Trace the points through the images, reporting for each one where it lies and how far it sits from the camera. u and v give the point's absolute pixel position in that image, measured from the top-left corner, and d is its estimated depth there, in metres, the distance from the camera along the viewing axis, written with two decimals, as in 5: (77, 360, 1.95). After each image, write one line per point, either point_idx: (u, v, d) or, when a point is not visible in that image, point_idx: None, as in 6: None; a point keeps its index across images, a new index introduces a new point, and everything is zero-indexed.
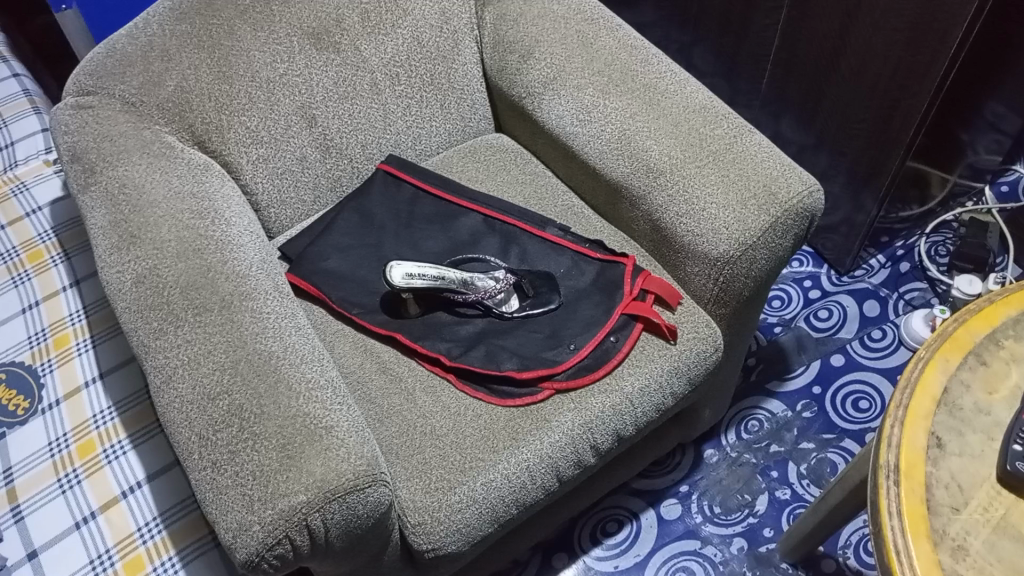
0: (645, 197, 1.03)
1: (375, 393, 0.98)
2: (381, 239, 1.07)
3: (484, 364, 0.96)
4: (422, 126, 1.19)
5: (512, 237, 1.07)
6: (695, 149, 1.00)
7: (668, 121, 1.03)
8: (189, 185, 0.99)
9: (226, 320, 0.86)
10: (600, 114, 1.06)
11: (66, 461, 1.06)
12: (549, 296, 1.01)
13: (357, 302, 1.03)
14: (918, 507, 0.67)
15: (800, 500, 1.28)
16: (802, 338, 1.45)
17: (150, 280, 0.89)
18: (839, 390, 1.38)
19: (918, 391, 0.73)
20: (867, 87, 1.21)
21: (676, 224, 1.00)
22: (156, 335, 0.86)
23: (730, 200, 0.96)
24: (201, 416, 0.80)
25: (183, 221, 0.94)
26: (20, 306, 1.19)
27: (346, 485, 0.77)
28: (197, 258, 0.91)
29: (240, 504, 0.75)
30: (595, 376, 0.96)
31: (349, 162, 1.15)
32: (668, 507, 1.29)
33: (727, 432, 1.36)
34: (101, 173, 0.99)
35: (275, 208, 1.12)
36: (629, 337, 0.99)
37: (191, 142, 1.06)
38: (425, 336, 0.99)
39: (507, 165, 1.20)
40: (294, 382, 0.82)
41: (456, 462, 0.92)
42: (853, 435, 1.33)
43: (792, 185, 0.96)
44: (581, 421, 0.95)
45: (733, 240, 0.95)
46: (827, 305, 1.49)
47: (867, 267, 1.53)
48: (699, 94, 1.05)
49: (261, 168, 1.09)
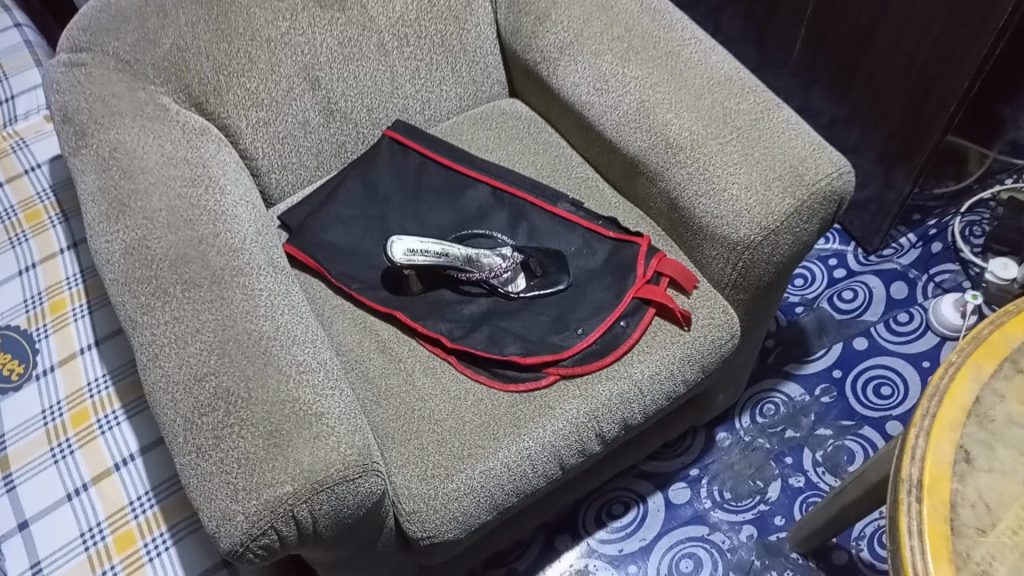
0: (663, 174, 0.97)
1: (373, 372, 0.94)
2: (386, 212, 1.02)
3: (487, 346, 0.93)
4: (431, 90, 1.13)
5: (521, 212, 1.02)
6: (718, 124, 0.94)
7: (690, 93, 0.96)
8: (183, 151, 0.94)
9: (216, 297, 0.82)
10: (619, 84, 1.00)
11: (60, 429, 1.03)
12: (557, 277, 0.97)
13: (357, 277, 0.98)
14: (941, 527, 0.62)
15: (814, 489, 1.23)
16: (824, 320, 1.39)
17: (138, 252, 0.86)
18: (860, 375, 1.33)
19: (947, 400, 0.68)
20: (903, 65, 1.15)
21: (694, 204, 0.94)
22: (143, 311, 0.82)
23: (753, 181, 0.90)
24: (187, 398, 0.77)
25: (175, 190, 0.90)
26: (17, 267, 1.16)
27: (334, 476, 0.73)
28: (188, 229, 0.87)
29: (223, 493, 0.72)
30: (603, 363, 0.92)
31: (354, 127, 1.10)
32: (677, 491, 1.25)
33: (741, 416, 1.31)
34: (92, 136, 0.95)
35: (276, 173, 1.07)
36: (640, 322, 0.94)
37: (188, 104, 1.01)
38: (426, 316, 0.95)
39: (520, 133, 1.14)
40: (284, 365, 0.78)
41: (454, 449, 0.88)
42: (872, 423, 1.29)
43: (820, 167, 0.89)
44: (586, 410, 0.90)
45: (754, 224, 0.89)
46: (852, 286, 1.43)
47: (896, 247, 1.47)
48: (726, 64, 0.99)
49: (261, 131, 1.04)
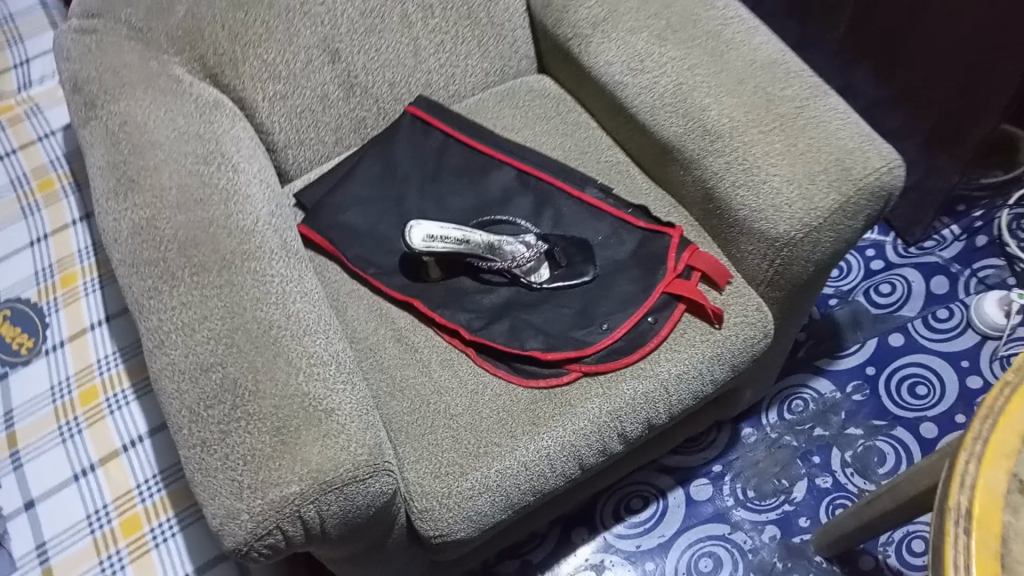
0: (698, 161, 0.92)
1: (387, 362, 0.91)
2: (405, 193, 0.98)
3: (506, 340, 0.89)
4: (457, 64, 1.08)
5: (547, 197, 0.98)
6: (760, 111, 0.88)
7: (731, 76, 0.91)
8: (196, 125, 0.90)
9: (226, 283, 0.78)
10: (654, 64, 0.95)
11: (67, 408, 1.01)
12: (582, 268, 0.92)
13: (374, 262, 0.94)
14: (991, 563, 0.58)
15: (841, 490, 1.19)
16: (859, 314, 1.33)
17: (146, 232, 0.82)
18: (894, 373, 1.28)
19: (1002, 424, 0.63)
20: (954, 47, 1.09)
21: (731, 195, 0.89)
22: (150, 294, 0.79)
23: (796, 173, 0.85)
24: (192, 388, 0.73)
25: (186, 167, 0.86)
26: (28, 238, 1.13)
27: (343, 476, 0.69)
28: (198, 209, 0.83)
29: (228, 490, 0.69)
30: (627, 361, 0.88)
31: (375, 102, 1.05)
32: (699, 488, 1.21)
33: (768, 411, 1.26)
34: (103, 107, 0.91)
35: (292, 149, 1.03)
36: (668, 319, 0.89)
37: (202, 75, 0.97)
38: (444, 305, 0.91)
39: (548, 112, 1.09)
40: (294, 357, 0.74)
41: (469, 446, 0.85)
42: (905, 424, 1.24)
43: (869, 161, 0.83)
44: (609, 409, 0.86)
45: (795, 220, 0.84)
46: (889, 279, 1.37)
47: (937, 240, 1.40)
48: (769, 46, 0.93)
49: (278, 105, 0.99)
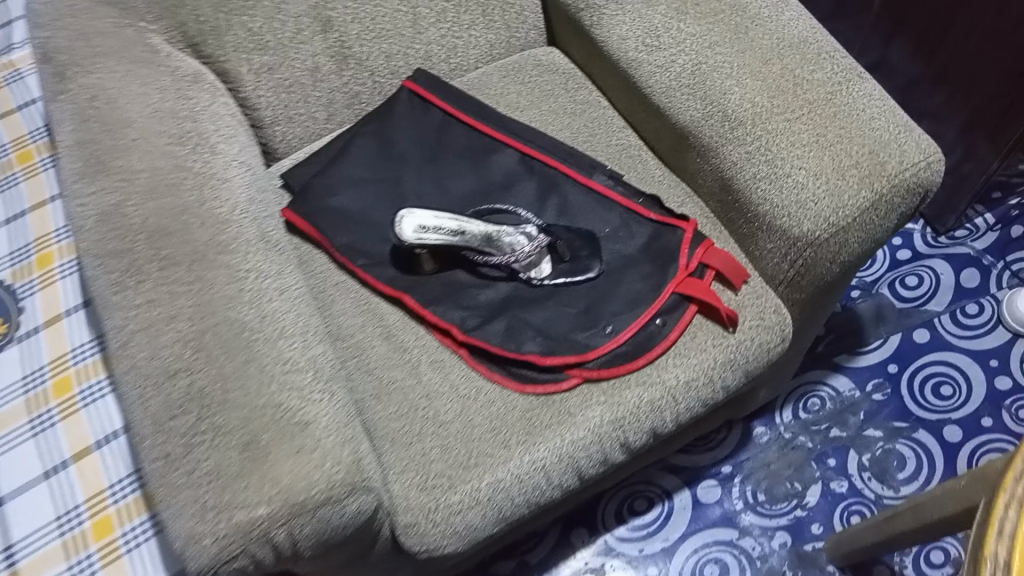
0: (716, 150, 0.84)
1: (374, 363, 0.85)
2: (400, 176, 0.91)
3: (502, 342, 0.82)
4: (459, 35, 1.00)
5: (552, 183, 0.90)
6: (786, 96, 0.81)
7: (756, 57, 0.83)
8: (172, 101, 0.83)
9: (196, 279, 0.72)
10: (672, 40, 0.87)
11: (40, 399, 0.96)
12: (588, 263, 0.85)
13: (364, 251, 0.88)
14: None
15: (856, 495, 1.13)
16: (883, 308, 1.26)
17: (113, 220, 0.76)
18: (918, 372, 1.21)
19: None
20: (1004, 23, 1.00)
21: (752, 188, 0.82)
22: (115, 289, 0.73)
23: (824, 167, 0.78)
24: (158, 396, 0.68)
25: (158, 148, 0.79)
26: (5, 215, 1.07)
27: (316, 498, 0.64)
28: (170, 196, 0.77)
29: (191, 511, 0.64)
30: (633, 367, 0.82)
31: (370, 75, 0.97)
32: (706, 489, 1.15)
33: (782, 409, 1.20)
34: (72, 80, 0.84)
35: (281, 125, 0.96)
36: (679, 321, 0.83)
37: (183, 45, 0.89)
38: (437, 302, 0.85)
39: (556, 89, 1.01)
40: (267, 363, 0.69)
41: (459, 456, 0.79)
42: (928, 426, 1.17)
43: (906, 154, 0.76)
44: (611, 418, 0.80)
45: (822, 219, 0.77)
46: (916, 270, 1.29)
47: (970, 229, 1.31)
48: (800, 23, 0.85)
49: (265, 78, 0.92)
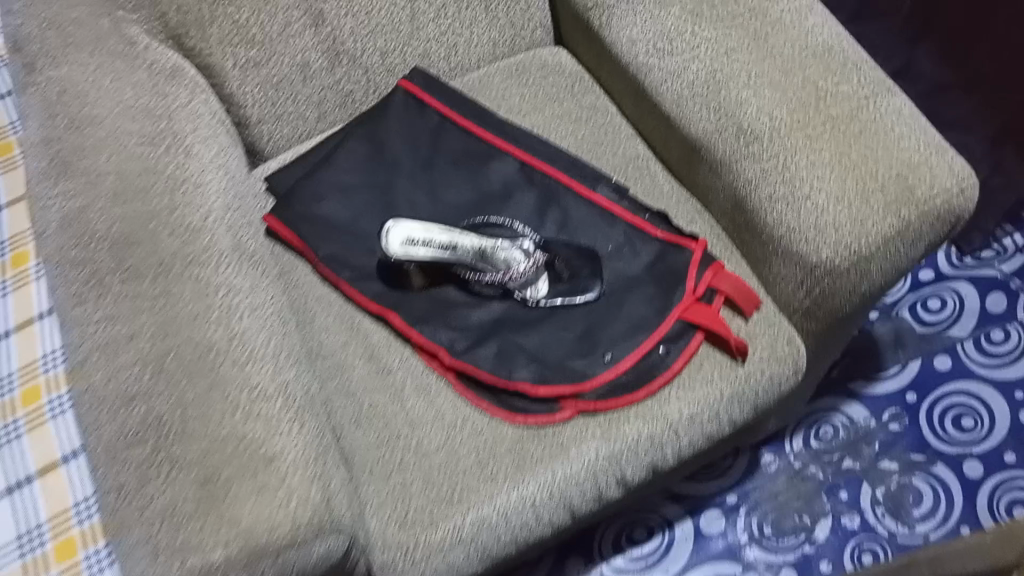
0: (730, 166, 0.78)
1: (356, 385, 0.79)
2: (391, 182, 0.85)
3: (493, 367, 0.76)
4: (460, 32, 0.94)
5: (552, 195, 0.84)
6: (808, 111, 0.74)
7: (776, 66, 0.77)
8: (147, 98, 0.78)
9: (161, 293, 0.67)
10: (685, 45, 0.81)
11: (7, 409, 0.91)
12: (587, 284, 0.79)
13: (349, 264, 0.82)
14: None
15: (869, 532, 1.07)
16: (903, 332, 1.19)
17: (76, 226, 0.70)
18: (938, 402, 1.14)
19: None
20: None
21: (767, 210, 0.75)
22: (74, 303, 0.68)
23: (846, 190, 0.71)
24: (112, 423, 0.62)
25: (128, 148, 0.74)
26: None
27: (279, 541, 0.58)
28: (138, 201, 0.71)
29: (142, 551, 0.58)
30: (633, 399, 0.75)
31: (364, 73, 0.91)
32: (709, 520, 1.09)
33: (792, 437, 1.13)
34: (41, 72, 0.78)
35: (268, 124, 0.90)
36: (683, 351, 0.77)
37: (164, 36, 0.83)
38: (425, 321, 0.79)
39: (561, 93, 0.95)
40: (232, 389, 0.63)
41: (442, 491, 0.73)
42: (947, 460, 1.10)
43: (936, 179, 0.70)
44: (608, 452, 0.74)
45: (841, 247, 0.71)
46: (939, 293, 1.21)
47: (998, 249, 1.22)
48: (824, 30, 0.78)
49: (251, 74, 0.86)
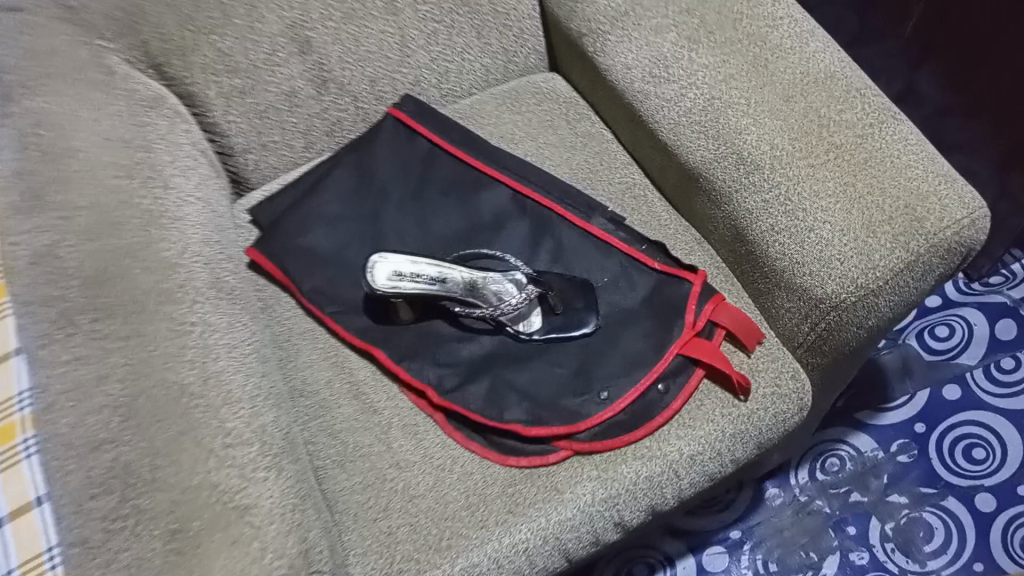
0: (729, 195, 0.75)
1: (339, 425, 0.76)
2: (378, 212, 0.82)
3: (483, 405, 0.73)
4: (452, 58, 0.92)
5: (545, 225, 0.81)
6: (810, 139, 0.72)
7: (776, 94, 0.74)
8: (127, 130, 0.75)
9: (132, 333, 0.64)
10: (682, 71, 0.78)
11: None
12: (582, 317, 0.76)
13: (334, 298, 0.79)
14: None
15: (878, 569, 1.03)
16: (910, 360, 1.16)
17: (46, 263, 0.67)
18: (948, 433, 1.10)
19: None
20: None
21: (768, 241, 0.72)
22: (38, 342, 0.63)
23: (852, 221, 0.68)
24: (78, 471, 0.58)
25: (104, 181, 0.71)
26: None
27: None
28: (113, 236, 0.68)
29: None
30: (631, 438, 0.72)
31: (353, 100, 0.89)
32: (711, 557, 1.05)
33: (798, 469, 1.10)
34: (17, 102, 0.72)
35: (254, 154, 0.88)
36: (683, 388, 0.73)
37: (145, 65, 0.81)
38: (412, 357, 0.76)
39: (555, 119, 0.92)
40: (205, 436, 0.61)
41: (430, 537, 0.70)
42: (958, 493, 1.06)
43: (945, 210, 0.67)
44: (604, 494, 0.71)
45: (847, 280, 0.68)
46: (947, 320, 1.18)
47: (1006, 275, 1.21)
48: (827, 56, 0.76)
49: (235, 104, 0.84)
